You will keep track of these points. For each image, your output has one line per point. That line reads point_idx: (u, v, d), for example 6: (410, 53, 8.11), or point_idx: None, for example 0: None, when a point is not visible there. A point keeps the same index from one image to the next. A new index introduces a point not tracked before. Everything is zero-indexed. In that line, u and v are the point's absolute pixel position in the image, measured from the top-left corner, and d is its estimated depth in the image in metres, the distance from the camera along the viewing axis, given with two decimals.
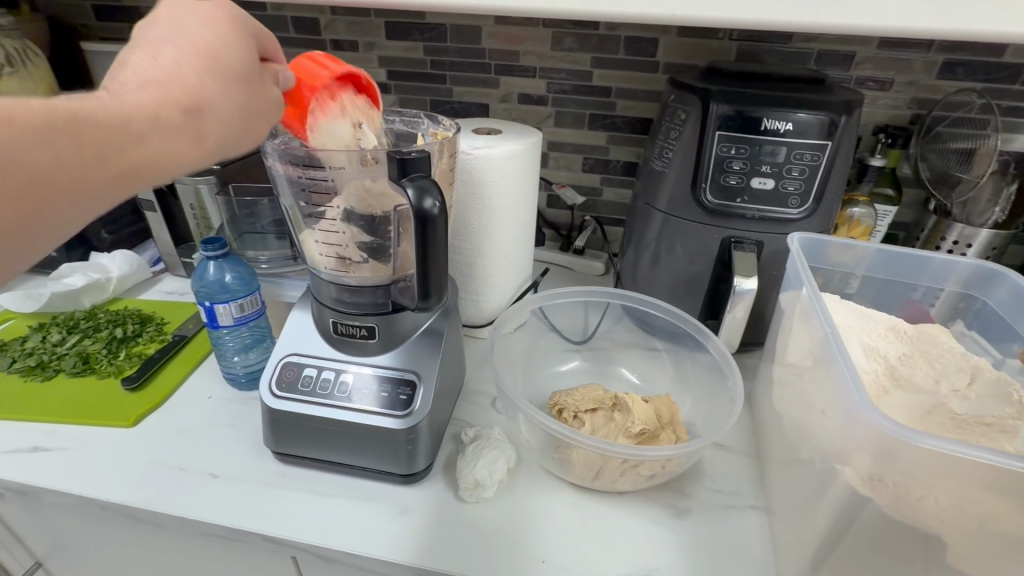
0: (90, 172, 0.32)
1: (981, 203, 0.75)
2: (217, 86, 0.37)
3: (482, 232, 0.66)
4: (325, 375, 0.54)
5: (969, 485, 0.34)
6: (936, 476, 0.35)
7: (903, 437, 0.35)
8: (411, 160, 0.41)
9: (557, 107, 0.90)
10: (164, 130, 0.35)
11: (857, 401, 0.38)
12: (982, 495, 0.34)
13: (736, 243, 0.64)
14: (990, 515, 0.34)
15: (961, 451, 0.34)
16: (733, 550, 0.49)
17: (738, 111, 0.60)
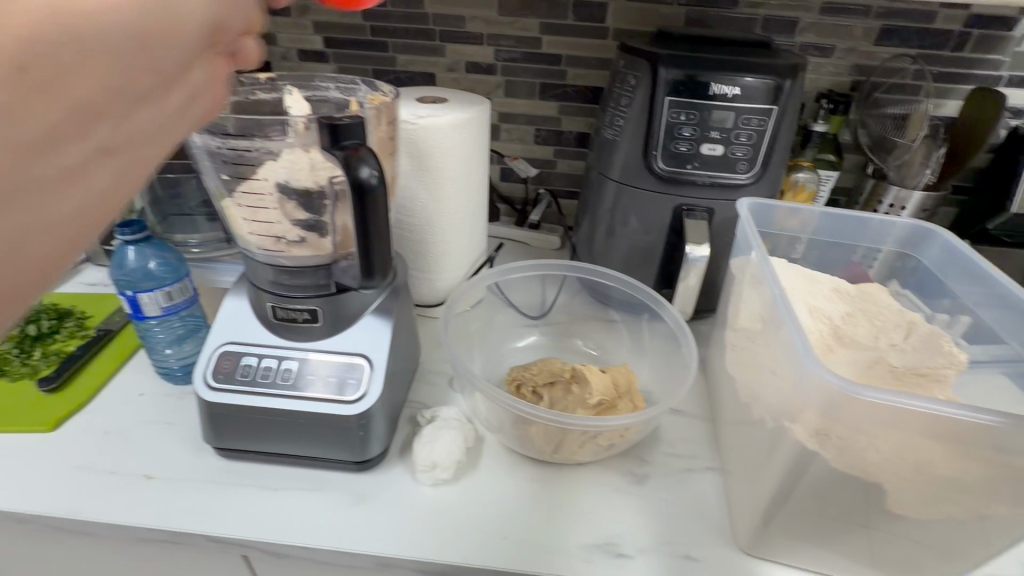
0: None
1: (913, 167, 0.78)
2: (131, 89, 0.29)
3: (430, 207, 0.63)
4: (267, 363, 0.50)
5: (912, 434, 0.35)
6: (881, 429, 0.36)
7: (849, 392, 0.35)
8: (343, 126, 0.37)
9: (507, 76, 0.87)
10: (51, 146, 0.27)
11: (805, 358, 0.38)
12: (922, 442, 0.35)
13: (687, 210, 0.64)
14: (927, 460, 0.36)
15: (904, 402, 0.34)
16: (692, 510, 0.50)
17: (686, 76, 0.59)
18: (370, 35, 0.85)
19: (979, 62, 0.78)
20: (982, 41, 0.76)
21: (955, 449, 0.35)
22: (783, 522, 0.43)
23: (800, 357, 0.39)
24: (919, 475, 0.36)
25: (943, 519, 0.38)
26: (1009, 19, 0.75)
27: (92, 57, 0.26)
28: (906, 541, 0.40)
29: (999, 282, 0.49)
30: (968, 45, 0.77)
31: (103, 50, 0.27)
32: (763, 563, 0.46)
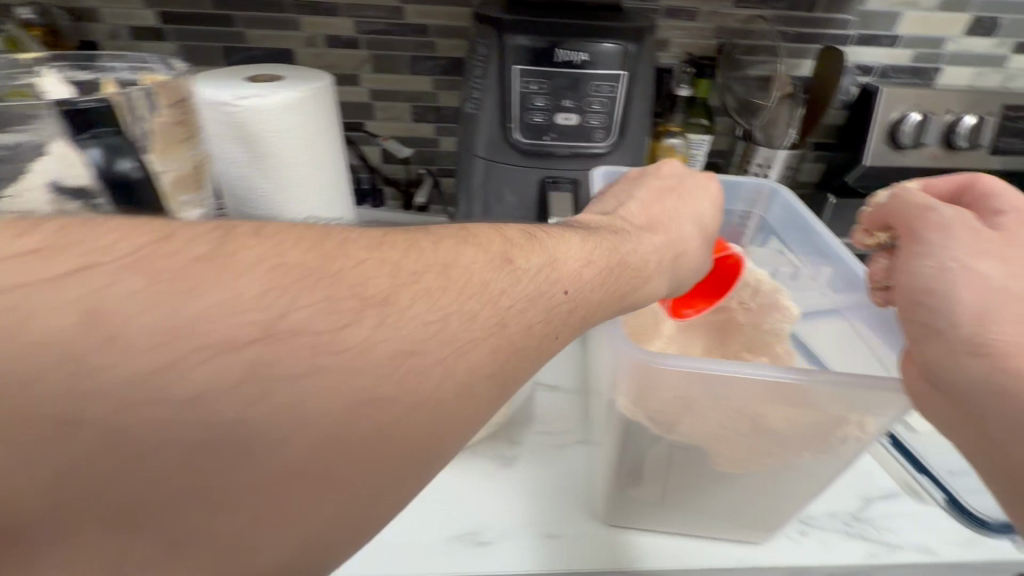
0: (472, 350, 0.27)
1: (779, 127, 0.81)
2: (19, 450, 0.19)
3: (273, 197, 0.58)
4: None
5: (723, 400, 0.37)
6: (695, 396, 0.37)
7: (654, 362, 0.36)
8: (86, 113, 0.36)
9: (372, 50, 0.81)
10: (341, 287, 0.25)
11: (617, 335, 0.38)
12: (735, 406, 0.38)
13: (552, 182, 0.63)
14: (744, 424, 0.38)
15: (708, 367, 0.36)
16: (557, 487, 0.49)
17: (533, 44, 0.57)
18: (211, 8, 0.77)
19: (829, 22, 0.81)
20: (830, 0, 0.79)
21: (762, 406, 0.37)
22: (629, 486, 0.43)
23: (615, 334, 0.39)
24: (738, 437, 0.39)
25: (764, 468, 0.41)
26: None
27: (571, 291, 0.32)
28: (740, 491, 0.42)
29: (827, 238, 0.54)
30: (818, 6, 0.80)
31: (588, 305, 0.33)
32: (623, 529, 0.46)
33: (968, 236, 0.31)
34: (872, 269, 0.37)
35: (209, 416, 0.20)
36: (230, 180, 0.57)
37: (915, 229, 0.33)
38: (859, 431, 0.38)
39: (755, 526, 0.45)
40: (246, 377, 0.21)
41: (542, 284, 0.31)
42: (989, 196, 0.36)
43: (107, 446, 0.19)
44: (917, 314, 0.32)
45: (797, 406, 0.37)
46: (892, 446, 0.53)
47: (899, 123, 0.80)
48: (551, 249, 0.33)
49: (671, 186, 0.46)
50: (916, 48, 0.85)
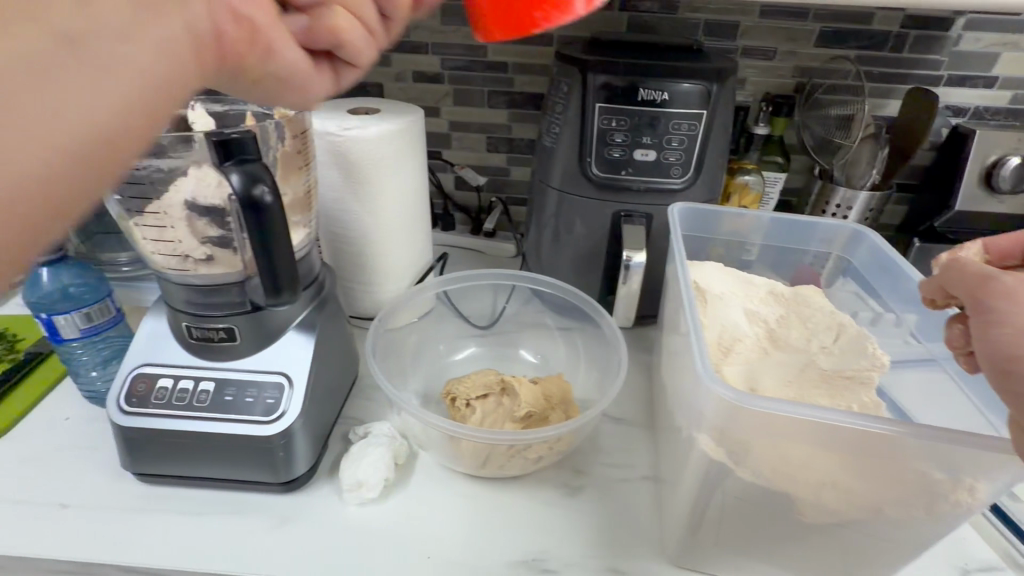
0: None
1: (860, 167, 0.79)
2: None
3: (364, 218, 0.62)
4: (183, 385, 0.48)
5: (815, 447, 0.36)
6: (780, 437, 0.36)
7: (748, 403, 0.35)
8: (233, 142, 0.36)
9: (454, 84, 0.86)
10: None
11: (708, 370, 0.37)
12: (824, 455, 0.36)
13: (626, 217, 0.64)
14: (829, 476, 0.37)
15: (806, 412, 0.35)
16: (623, 521, 0.49)
17: (614, 82, 0.59)
18: None
19: (917, 62, 0.79)
20: (919, 41, 0.77)
21: (856, 458, 0.36)
22: (704, 531, 0.42)
23: (702, 367, 0.38)
24: (823, 489, 0.37)
25: (856, 523, 0.38)
26: (943, 20, 0.76)
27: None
28: (821, 544, 0.40)
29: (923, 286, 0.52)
30: (905, 46, 0.78)
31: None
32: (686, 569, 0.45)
33: None
34: (948, 333, 0.36)
35: None
36: (328, 202, 0.62)
37: (979, 299, 0.33)
38: (969, 498, 0.36)
39: None
40: None
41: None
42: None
43: None
44: (1004, 377, 0.31)
45: (894, 465, 0.36)
46: (994, 515, 0.49)
47: (995, 167, 0.76)
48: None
49: None
50: (1015, 90, 0.80)
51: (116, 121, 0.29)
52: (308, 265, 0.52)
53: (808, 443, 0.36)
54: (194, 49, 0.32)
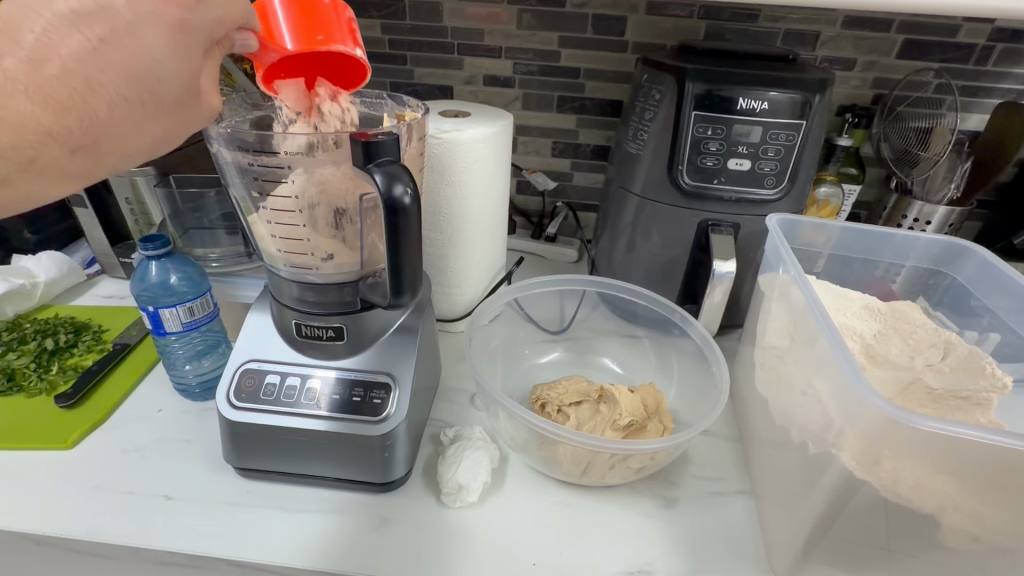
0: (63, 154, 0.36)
1: (937, 181, 0.78)
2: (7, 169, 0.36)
3: (452, 221, 0.62)
4: (290, 382, 0.48)
5: (946, 468, 0.36)
6: (917, 457, 0.36)
7: (905, 418, 0.35)
8: (377, 143, 0.37)
9: (524, 88, 0.86)
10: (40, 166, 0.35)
11: (860, 382, 0.37)
12: (961, 477, 0.36)
13: (713, 226, 0.63)
14: (964, 497, 0.36)
15: (966, 432, 0.34)
16: (726, 535, 0.48)
17: (713, 91, 0.58)
18: (389, 48, 0.85)
19: (1003, 76, 0.77)
20: (1006, 54, 0.76)
21: (1011, 485, 0.35)
22: (824, 547, 0.42)
23: (851, 378, 0.38)
24: (951, 510, 0.37)
25: (998, 550, 0.37)
26: None
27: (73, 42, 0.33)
28: (949, 566, 0.40)
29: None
30: (991, 59, 0.76)
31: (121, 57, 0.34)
32: None
33: None
34: None
35: None
36: None
37: None
38: None
39: None
40: None
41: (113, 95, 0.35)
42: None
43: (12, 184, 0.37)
44: None
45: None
46: None
47: None
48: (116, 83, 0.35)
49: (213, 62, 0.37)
50: None
51: (148, 149, 0.39)
52: None
53: (944, 463, 0.36)
54: (174, 106, 0.38)
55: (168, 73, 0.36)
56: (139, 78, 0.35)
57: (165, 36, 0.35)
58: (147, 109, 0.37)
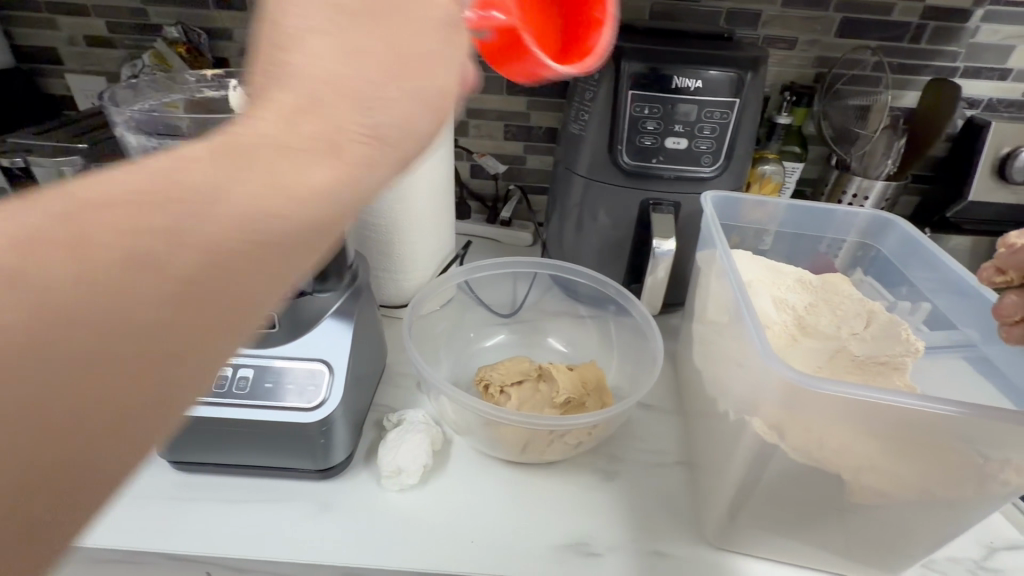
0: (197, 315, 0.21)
1: (876, 157, 0.80)
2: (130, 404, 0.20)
3: (393, 206, 0.62)
4: (221, 372, 0.47)
5: (852, 429, 0.37)
6: (824, 420, 0.38)
7: (808, 383, 0.36)
8: None
9: (473, 71, 0.85)
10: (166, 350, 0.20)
11: (767, 351, 0.39)
12: (866, 437, 0.37)
13: (654, 205, 0.64)
14: (869, 457, 0.38)
15: (865, 394, 0.36)
16: (663, 505, 0.50)
17: (648, 70, 0.59)
18: None
19: (936, 54, 0.79)
20: (938, 32, 0.78)
21: (910, 441, 0.37)
22: (749, 511, 0.43)
23: (761, 350, 0.40)
24: (871, 473, 0.38)
25: (905, 504, 0.39)
26: (963, 11, 0.76)
27: (266, 165, 0.22)
28: (863, 523, 0.42)
29: (955, 272, 0.51)
30: (924, 37, 0.78)
31: (364, 92, 0.24)
32: (731, 554, 0.46)
33: None
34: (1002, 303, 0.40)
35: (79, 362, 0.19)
36: None
37: None
38: (1017, 478, 0.37)
39: (873, 566, 0.43)
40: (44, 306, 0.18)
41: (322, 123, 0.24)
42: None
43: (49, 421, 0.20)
44: None
45: (936, 447, 0.37)
46: None
47: (1009, 158, 0.77)
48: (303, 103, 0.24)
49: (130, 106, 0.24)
50: None
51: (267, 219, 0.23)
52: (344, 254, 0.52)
53: (861, 426, 0.37)
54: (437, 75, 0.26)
55: (359, 69, 0.24)
56: (313, 102, 0.23)
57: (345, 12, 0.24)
58: (370, 99, 0.25)
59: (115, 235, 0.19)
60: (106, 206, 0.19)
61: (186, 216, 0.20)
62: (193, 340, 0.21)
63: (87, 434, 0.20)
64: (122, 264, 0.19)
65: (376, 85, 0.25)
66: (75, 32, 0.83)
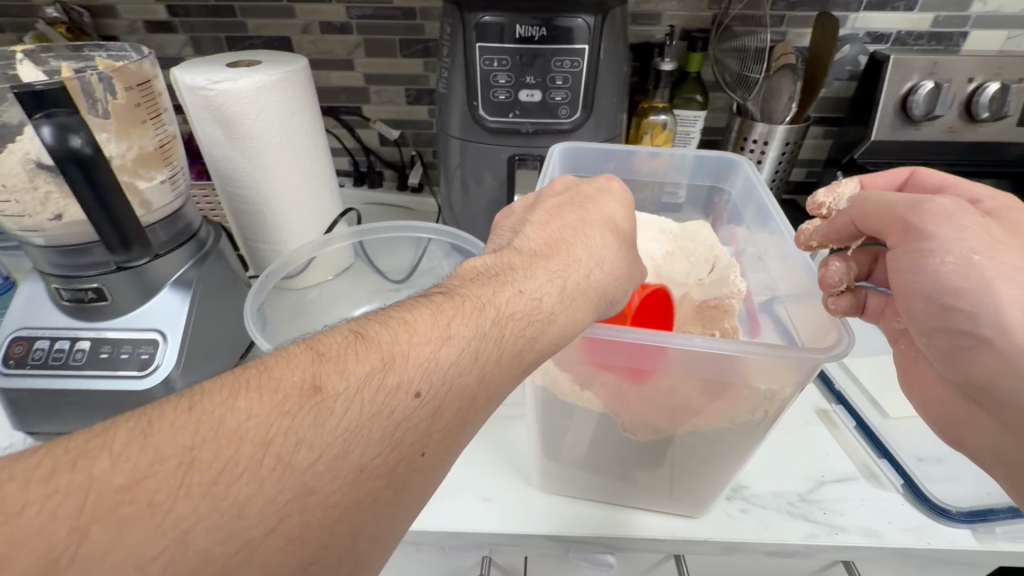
0: (323, 478, 0.24)
1: (780, 100, 0.77)
2: (262, 492, 0.23)
3: (255, 176, 0.62)
4: (60, 345, 0.48)
5: (614, 365, 0.39)
6: (587, 359, 0.39)
7: None
8: (39, 93, 0.35)
9: (364, 34, 0.84)
10: (287, 468, 0.24)
11: None
12: (631, 372, 0.39)
13: (520, 160, 0.65)
14: (636, 389, 0.40)
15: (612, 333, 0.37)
16: (505, 454, 0.51)
17: (492, 20, 0.57)
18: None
19: None
20: None
21: (669, 376, 0.38)
22: (565, 452, 0.45)
23: None
24: (664, 408, 0.40)
25: (686, 435, 0.41)
26: None
27: (380, 343, 0.29)
28: (668, 459, 0.43)
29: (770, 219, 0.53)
30: None
31: (475, 305, 0.32)
32: (562, 496, 0.47)
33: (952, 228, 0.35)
34: (828, 271, 0.41)
35: (200, 475, 0.22)
36: (216, 160, 0.62)
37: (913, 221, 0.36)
38: (769, 404, 0.38)
39: (685, 500, 0.45)
40: (184, 459, 0.23)
41: (383, 395, 0.27)
42: (866, 197, 0.40)
43: (293, 496, 0.23)
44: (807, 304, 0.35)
45: (694, 379, 0.38)
46: (856, 429, 0.52)
47: (910, 93, 0.75)
48: (394, 377, 0.28)
49: (422, 322, 0.30)
50: (936, 12, 0.78)
51: (455, 363, 0.29)
52: (185, 223, 0.53)
53: (649, 366, 0.38)
54: (499, 371, 0.31)
55: (444, 366, 0.29)
56: (428, 389, 0.28)
57: (433, 329, 0.30)
58: (450, 412, 0.29)
59: (266, 416, 0.25)
60: (262, 396, 0.25)
61: (297, 486, 0.24)
62: (313, 476, 0.24)
63: (198, 525, 0.22)
64: (279, 430, 0.24)
65: (447, 386, 0.29)
66: None
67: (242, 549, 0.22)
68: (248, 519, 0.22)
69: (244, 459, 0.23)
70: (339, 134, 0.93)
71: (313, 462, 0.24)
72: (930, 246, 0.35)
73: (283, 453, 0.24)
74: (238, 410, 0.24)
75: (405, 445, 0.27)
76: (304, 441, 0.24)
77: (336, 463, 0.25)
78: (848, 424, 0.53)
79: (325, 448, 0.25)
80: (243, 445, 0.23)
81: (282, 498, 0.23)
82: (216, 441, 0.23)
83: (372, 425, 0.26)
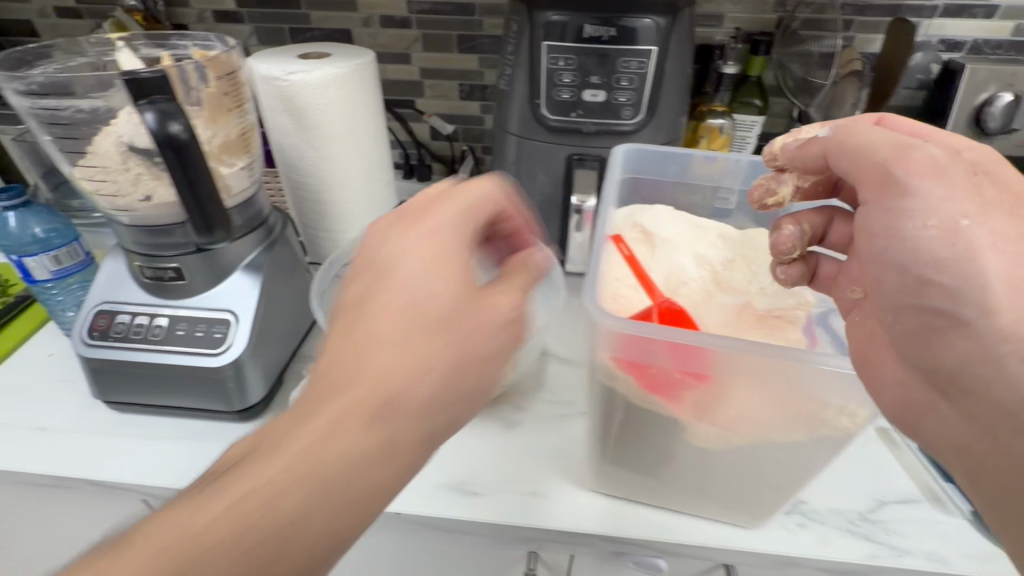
0: (345, 452, 0.29)
1: (843, 108, 0.75)
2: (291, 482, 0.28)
3: (320, 166, 0.64)
4: (139, 321, 0.51)
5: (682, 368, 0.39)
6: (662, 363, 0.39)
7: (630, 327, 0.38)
8: (143, 80, 0.37)
9: (423, 29, 0.85)
10: (316, 454, 0.29)
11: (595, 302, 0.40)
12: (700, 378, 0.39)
13: (579, 160, 0.63)
14: (708, 397, 0.39)
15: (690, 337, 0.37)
16: (555, 452, 0.51)
17: (561, 20, 0.57)
18: None
19: None
20: None
21: (747, 384, 0.38)
22: (621, 454, 0.45)
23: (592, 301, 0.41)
24: (731, 417, 0.40)
25: (758, 447, 0.41)
26: None
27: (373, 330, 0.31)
28: (729, 467, 0.43)
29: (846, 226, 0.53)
30: None
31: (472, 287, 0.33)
32: (614, 496, 0.48)
33: (938, 185, 0.33)
34: (780, 236, 0.48)
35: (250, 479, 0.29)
36: (283, 149, 0.64)
37: (899, 174, 0.34)
38: (850, 422, 0.39)
39: (743, 510, 0.45)
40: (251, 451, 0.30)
41: (391, 371, 0.30)
42: (849, 133, 0.38)
43: (321, 481, 0.29)
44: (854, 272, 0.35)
45: (774, 388, 0.38)
46: (920, 451, 0.51)
47: (985, 105, 0.72)
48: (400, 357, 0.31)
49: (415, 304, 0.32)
50: (1017, 20, 0.75)
51: (452, 333, 0.32)
52: (256, 209, 0.54)
53: (729, 373, 0.38)
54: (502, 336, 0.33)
55: (443, 343, 0.31)
56: (433, 357, 0.31)
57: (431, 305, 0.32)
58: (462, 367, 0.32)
59: (295, 422, 0.30)
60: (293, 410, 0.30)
61: (324, 464, 0.29)
62: (337, 461, 0.29)
63: (255, 514, 0.28)
64: (304, 430, 0.29)
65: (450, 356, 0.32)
66: (43, 3, 0.87)
67: (289, 526, 0.28)
68: (290, 507, 0.28)
69: (278, 467, 0.28)
70: (392, 126, 0.94)
71: (337, 446, 0.29)
72: (912, 204, 0.33)
73: (313, 441, 0.29)
74: (278, 431, 0.30)
75: (418, 403, 0.31)
76: (332, 427, 0.29)
77: (365, 445, 0.29)
78: (911, 445, 0.51)
79: (351, 433, 0.29)
80: (279, 456, 0.29)
81: (312, 482, 0.29)
82: (261, 455, 0.29)
83: (382, 396, 0.30)
